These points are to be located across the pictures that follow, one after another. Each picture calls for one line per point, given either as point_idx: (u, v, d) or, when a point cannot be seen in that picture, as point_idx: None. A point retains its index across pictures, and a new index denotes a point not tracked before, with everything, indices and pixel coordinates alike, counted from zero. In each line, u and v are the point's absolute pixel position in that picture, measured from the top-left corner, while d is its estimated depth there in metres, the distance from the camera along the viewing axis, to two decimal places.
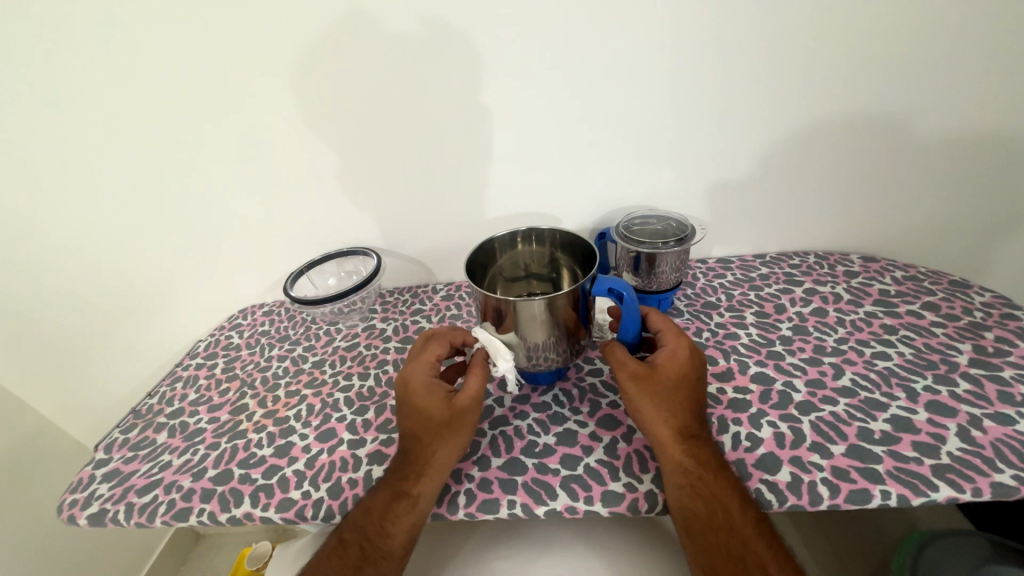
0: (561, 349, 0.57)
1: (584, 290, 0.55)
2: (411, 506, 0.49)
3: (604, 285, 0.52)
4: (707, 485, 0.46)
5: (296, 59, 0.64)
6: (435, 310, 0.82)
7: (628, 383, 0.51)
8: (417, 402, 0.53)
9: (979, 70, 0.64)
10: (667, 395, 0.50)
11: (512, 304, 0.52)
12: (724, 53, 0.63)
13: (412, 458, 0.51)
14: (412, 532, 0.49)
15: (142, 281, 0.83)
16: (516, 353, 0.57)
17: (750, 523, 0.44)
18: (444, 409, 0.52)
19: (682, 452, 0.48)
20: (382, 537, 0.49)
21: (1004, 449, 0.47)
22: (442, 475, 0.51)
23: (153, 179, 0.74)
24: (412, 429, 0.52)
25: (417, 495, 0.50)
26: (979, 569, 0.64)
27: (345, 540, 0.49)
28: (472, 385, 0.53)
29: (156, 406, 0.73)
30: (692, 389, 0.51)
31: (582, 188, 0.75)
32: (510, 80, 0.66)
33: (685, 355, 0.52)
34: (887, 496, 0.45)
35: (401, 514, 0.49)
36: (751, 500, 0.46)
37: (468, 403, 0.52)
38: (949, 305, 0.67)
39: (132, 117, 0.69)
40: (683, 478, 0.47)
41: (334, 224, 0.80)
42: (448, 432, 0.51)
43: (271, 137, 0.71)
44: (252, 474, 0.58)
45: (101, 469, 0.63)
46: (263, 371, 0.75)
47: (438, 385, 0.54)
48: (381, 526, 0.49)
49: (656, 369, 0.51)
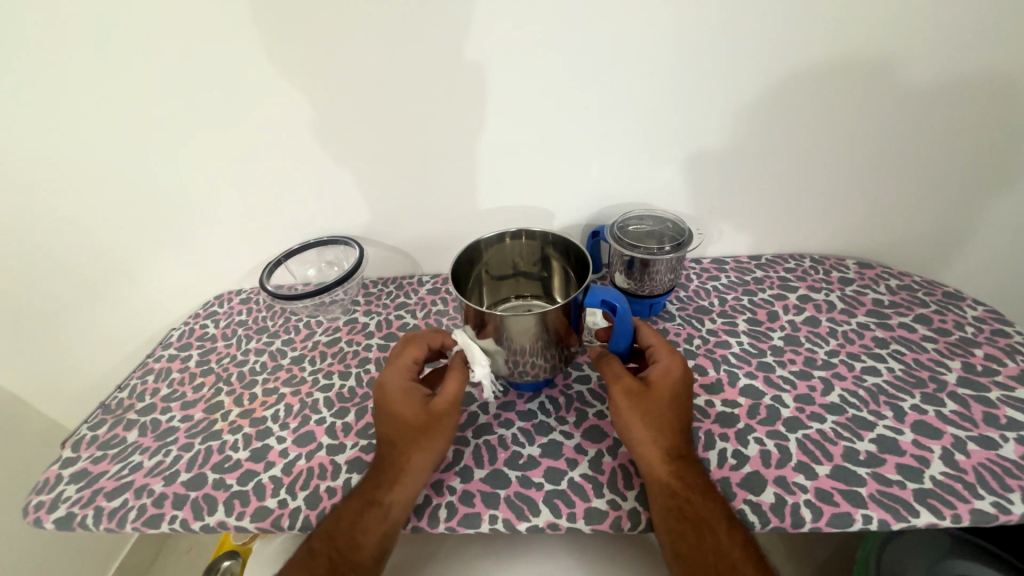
0: (547, 356, 0.55)
1: (577, 301, 0.52)
2: (383, 515, 0.48)
3: (598, 295, 0.51)
4: (694, 508, 0.46)
5: (271, 34, 0.59)
6: (420, 305, 0.79)
7: (621, 397, 0.50)
8: (391, 408, 0.51)
9: (995, 78, 0.61)
10: (657, 414, 0.49)
11: (498, 315, 0.50)
12: (734, 48, 0.59)
13: (387, 465, 0.50)
14: (383, 542, 0.48)
15: (110, 265, 0.78)
16: (499, 361, 0.55)
17: (735, 548, 0.44)
18: (419, 416, 0.50)
19: (669, 474, 0.47)
20: (351, 547, 0.48)
21: (986, 474, 0.48)
22: (415, 483, 0.50)
23: (119, 159, 0.69)
24: (387, 435, 0.51)
25: (389, 504, 0.49)
26: (938, 563, 0.64)
27: (314, 551, 0.48)
28: (449, 388, 0.52)
29: (127, 400, 0.70)
30: (682, 407, 0.50)
31: (577, 183, 0.72)
32: (504, 65, 0.61)
33: (677, 373, 0.50)
34: (868, 521, 0.45)
35: (372, 523, 0.48)
36: (737, 524, 0.45)
37: (445, 408, 0.51)
38: (941, 319, 0.66)
39: (93, 92, 0.63)
40: (670, 501, 0.46)
41: (315, 209, 0.75)
42: (425, 438, 0.50)
43: (248, 118, 0.66)
44: (227, 479, 0.56)
45: (68, 469, 0.61)
46: (240, 366, 0.73)
47: (417, 389, 0.52)
48: (351, 536, 0.48)
49: (650, 385, 0.50)
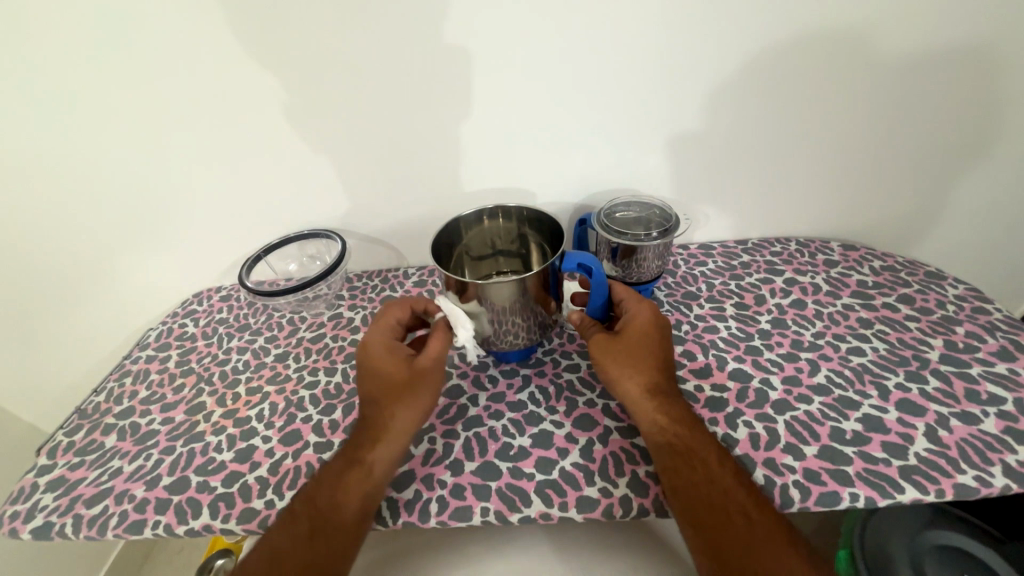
0: (529, 323, 0.56)
1: (554, 267, 0.54)
2: (366, 474, 0.48)
3: (574, 260, 0.53)
4: (684, 441, 0.47)
5: (243, 23, 0.57)
6: (406, 297, 0.77)
7: (595, 349, 0.53)
8: (374, 365, 0.52)
9: (973, 56, 0.62)
10: (633, 355, 0.51)
11: (478, 285, 0.50)
12: (721, 28, 0.58)
13: (370, 425, 0.50)
14: (365, 501, 0.47)
15: (80, 266, 0.75)
16: (481, 323, 0.55)
17: (725, 480, 0.45)
18: (402, 370, 0.51)
19: (654, 409, 0.49)
20: (331, 507, 0.47)
21: (968, 449, 0.49)
22: (400, 440, 0.50)
23: (83, 151, 0.66)
24: (369, 393, 0.51)
25: (372, 462, 0.49)
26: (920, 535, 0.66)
27: (295, 511, 0.47)
28: (433, 348, 0.53)
29: (104, 404, 0.68)
30: (658, 346, 0.53)
31: (564, 170, 0.71)
32: (486, 46, 0.59)
33: (645, 314, 0.54)
34: (855, 499, 0.46)
35: (355, 482, 0.48)
36: (727, 456, 0.47)
37: (428, 364, 0.52)
38: (923, 298, 0.67)
39: (52, 84, 0.60)
40: (660, 438, 0.48)
41: (296, 200, 0.73)
42: (407, 395, 0.50)
43: (222, 108, 0.63)
44: (211, 482, 0.55)
45: (45, 477, 0.59)
46: (222, 365, 0.71)
47: (398, 347, 0.53)
48: (332, 496, 0.47)
49: (622, 330, 0.53)
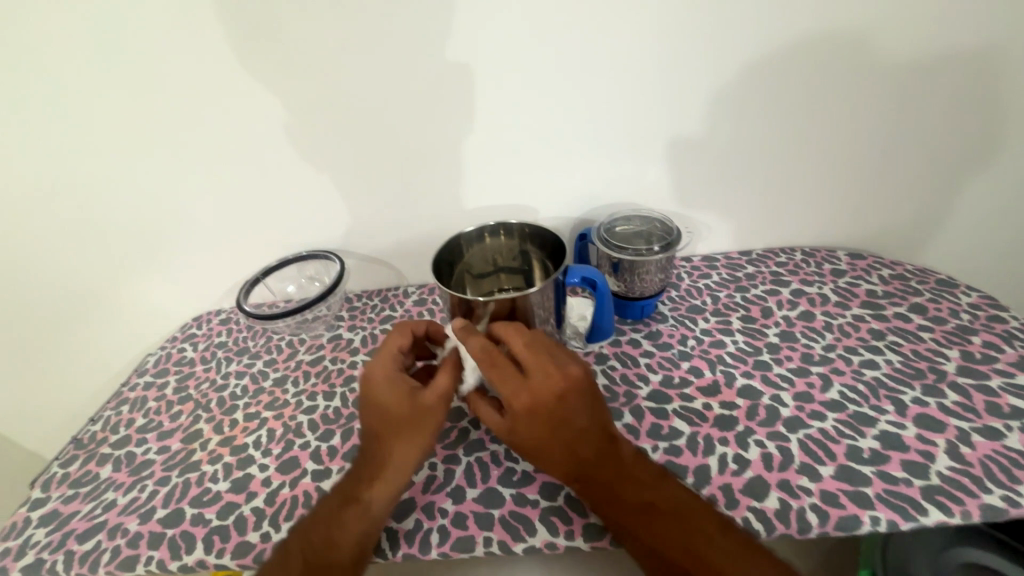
0: None
1: (557, 281, 0.55)
2: (363, 512, 0.46)
3: (577, 273, 0.56)
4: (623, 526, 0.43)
5: (239, 49, 0.58)
6: (406, 317, 0.76)
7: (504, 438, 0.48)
8: (375, 397, 0.49)
9: (972, 61, 0.61)
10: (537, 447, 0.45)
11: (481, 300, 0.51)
12: (713, 41, 0.59)
13: (369, 461, 0.48)
14: (362, 540, 0.45)
15: (80, 292, 0.75)
16: None
17: (733, 545, 0.41)
18: (405, 406, 0.48)
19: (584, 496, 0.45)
20: (326, 545, 0.45)
21: (993, 467, 0.47)
22: (400, 479, 0.47)
23: (84, 180, 0.66)
24: (371, 426, 0.48)
25: (370, 499, 0.47)
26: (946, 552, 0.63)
27: (288, 550, 0.45)
28: (439, 383, 0.49)
29: (100, 433, 0.67)
30: (559, 422, 0.45)
31: (562, 185, 0.70)
32: (484, 64, 0.60)
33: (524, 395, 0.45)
34: (877, 523, 0.44)
35: (351, 521, 0.46)
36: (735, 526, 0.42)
37: (433, 402, 0.48)
38: (936, 307, 0.65)
39: (54, 114, 0.61)
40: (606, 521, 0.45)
41: (295, 221, 0.73)
42: (409, 432, 0.47)
43: (220, 132, 0.64)
44: (206, 514, 0.53)
45: (38, 511, 0.58)
46: (220, 391, 0.69)
47: (402, 380, 0.50)
48: (327, 534, 0.45)
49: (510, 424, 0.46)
